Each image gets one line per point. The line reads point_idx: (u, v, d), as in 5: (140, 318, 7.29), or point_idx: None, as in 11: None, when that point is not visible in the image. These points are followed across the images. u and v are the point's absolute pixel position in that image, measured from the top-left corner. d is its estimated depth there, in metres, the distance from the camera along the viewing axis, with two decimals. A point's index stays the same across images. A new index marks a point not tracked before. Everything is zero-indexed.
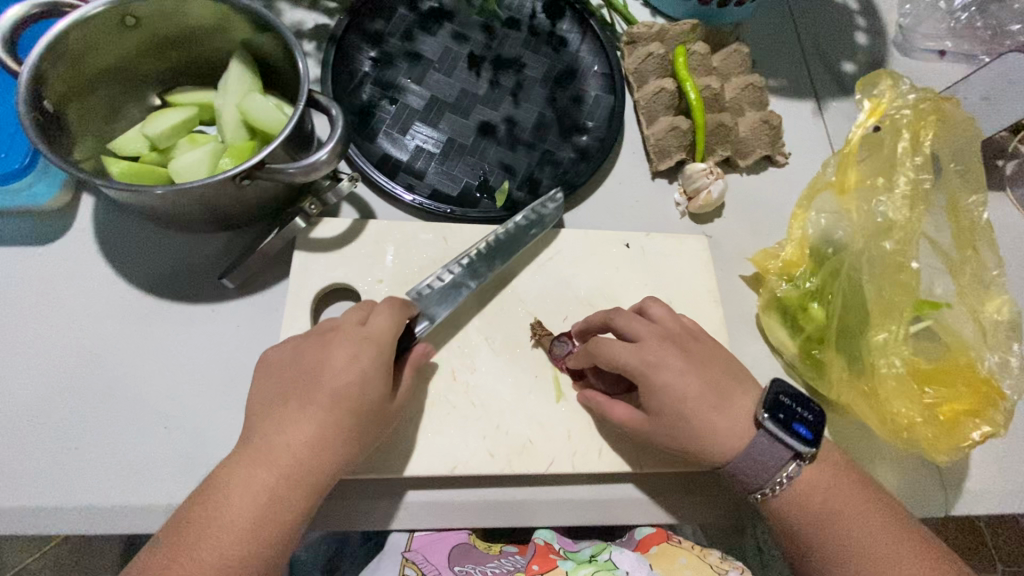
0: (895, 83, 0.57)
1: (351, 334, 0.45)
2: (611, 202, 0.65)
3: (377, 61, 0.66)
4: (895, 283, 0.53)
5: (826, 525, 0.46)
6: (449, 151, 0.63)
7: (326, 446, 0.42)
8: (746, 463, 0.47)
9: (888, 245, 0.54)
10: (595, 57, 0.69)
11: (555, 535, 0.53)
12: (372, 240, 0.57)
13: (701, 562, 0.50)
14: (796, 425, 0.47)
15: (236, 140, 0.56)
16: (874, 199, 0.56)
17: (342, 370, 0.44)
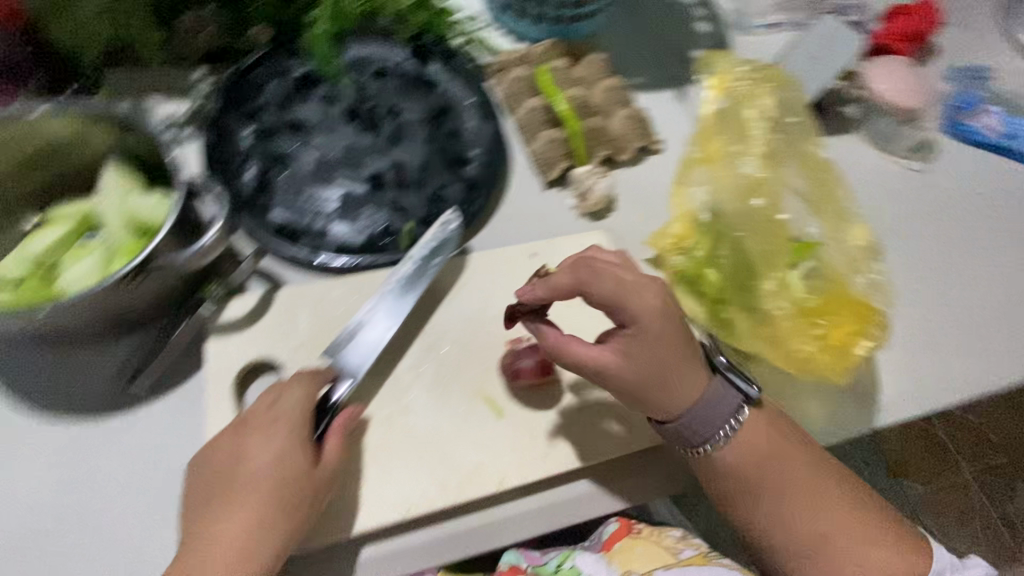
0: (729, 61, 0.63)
1: (266, 413, 0.47)
2: (513, 219, 0.68)
3: (257, 136, 0.67)
4: (769, 235, 0.58)
5: (777, 490, 0.51)
6: (345, 206, 0.64)
7: (263, 522, 0.43)
8: (700, 412, 0.50)
9: (752, 203, 0.58)
10: (468, 89, 0.73)
11: (520, 556, 0.58)
12: (283, 309, 0.57)
13: (656, 546, 0.57)
14: (738, 375, 0.52)
15: (123, 241, 0.55)
16: (739, 163, 0.60)
17: (262, 454, 0.45)
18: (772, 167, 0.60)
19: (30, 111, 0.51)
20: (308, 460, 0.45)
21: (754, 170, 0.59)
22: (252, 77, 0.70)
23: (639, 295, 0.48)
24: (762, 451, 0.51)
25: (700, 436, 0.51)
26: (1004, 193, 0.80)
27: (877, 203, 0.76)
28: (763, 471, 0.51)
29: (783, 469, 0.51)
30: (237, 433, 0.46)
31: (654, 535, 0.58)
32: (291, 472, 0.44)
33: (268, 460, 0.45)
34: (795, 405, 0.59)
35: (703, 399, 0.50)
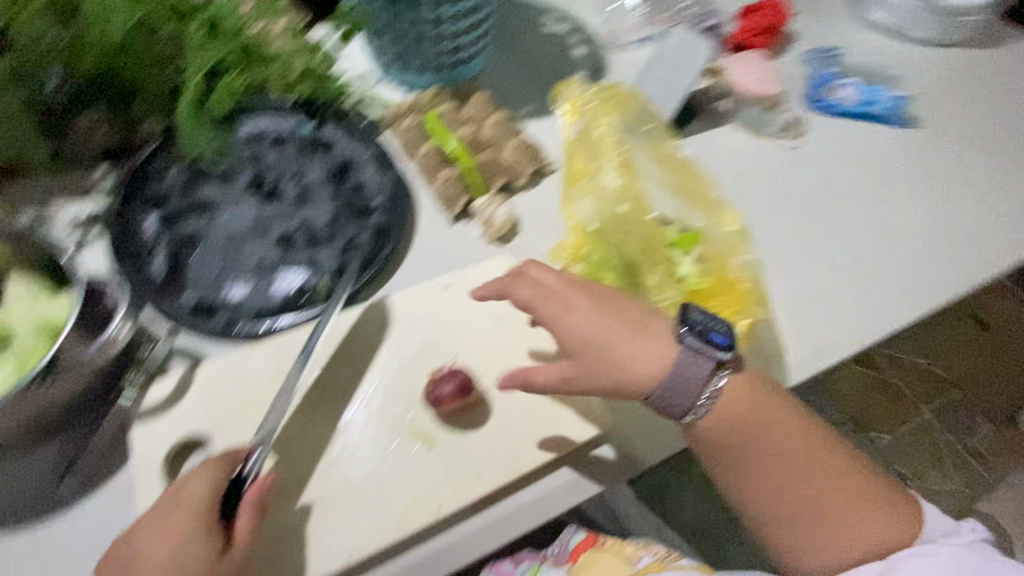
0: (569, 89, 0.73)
1: (159, 514, 0.47)
2: (423, 256, 0.72)
3: (163, 222, 0.69)
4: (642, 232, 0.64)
5: (774, 441, 0.56)
6: (259, 272, 0.66)
7: None
8: (675, 383, 0.55)
9: (619, 206, 0.64)
10: (364, 143, 0.77)
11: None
12: (207, 383, 0.58)
13: (616, 559, 0.65)
14: (712, 338, 0.56)
15: (33, 347, 0.56)
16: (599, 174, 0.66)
17: (160, 548, 0.45)
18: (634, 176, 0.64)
19: None
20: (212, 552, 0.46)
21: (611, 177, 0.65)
22: (151, 169, 0.72)
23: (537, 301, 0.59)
24: (765, 406, 0.57)
25: (681, 407, 0.56)
26: (869, 156, 0.88)
27: (759, 182, 0.83)
28: (766, 436, 0.56)
29: (772, 420, 0.56)
30: (134, 550, 0.46)
31: (616, 545, 0.67)
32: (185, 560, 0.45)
33: (165, 555, 0.45)
34: None
35: (675, 366, 0.55)
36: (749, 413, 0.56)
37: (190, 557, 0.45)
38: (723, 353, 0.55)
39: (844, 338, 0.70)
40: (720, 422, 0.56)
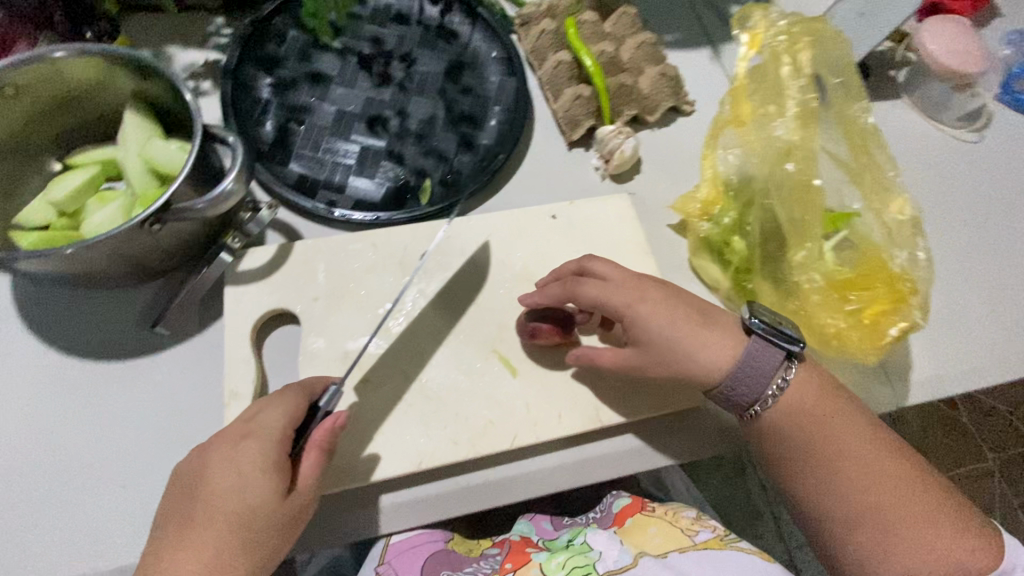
0: (765, 13, 0.58)
1: (227, 441, 0.41)
2: (532, 179, 0.66)
3: (275, 86, 0.65)
4: (802, 203, 0.54)
5: (833, 434, 0.48)
6: (365, 160, 0.63)
7: (202, 523, 0.39)
8: (743, 376, 0.48)
9: (785, 167, 0.55)
10: (493, 43, 0.70)
11: (533, 529, 0.59)
12: (301, 263, 0.56)
13: (671, 527, 0.54)
14: (782, 328, 0.49)
15: (146, 189, 0.56)
16: (770, 125, 0.56)
17: (223, 473, 0.40)
18: (806, 129, 0.55)
19: (54, 52, 0.49)
20: (279, 490, 0.40)
21: (787, 131, 0.55)
22: (271, 26, 0.68)
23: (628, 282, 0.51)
24: (830, 395, 0.49)
25: (748, 397, 0.49)
26: None
27: (925, 172, 0.71)
28: (830, 427, 0.48)
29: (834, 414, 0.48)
30: (197, 475, 0.41)
31: (670, 515, 0.57)
32: (241, 499, 0.39)
33: (222, 485, 0.40)
34: None
35: (743, 355, 0.49)
36: (808, 401, 0.48)
37: (252, 494, 0.40)
38: (793, 346, 0.49)
39: (994, 368, 0.60)
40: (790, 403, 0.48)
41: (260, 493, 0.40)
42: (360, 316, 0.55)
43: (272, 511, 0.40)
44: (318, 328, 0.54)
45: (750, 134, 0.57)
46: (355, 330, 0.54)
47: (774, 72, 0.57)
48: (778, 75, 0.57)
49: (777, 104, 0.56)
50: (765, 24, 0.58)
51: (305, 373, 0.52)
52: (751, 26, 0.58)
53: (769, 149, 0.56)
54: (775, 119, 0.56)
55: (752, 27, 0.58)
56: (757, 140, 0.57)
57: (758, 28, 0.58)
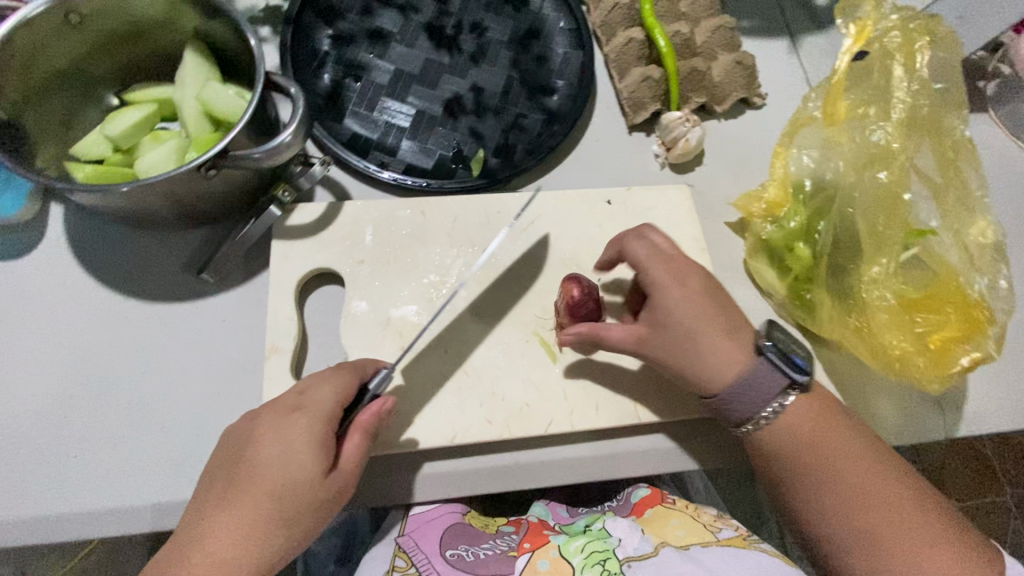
0: (879, 3, 0.53)
1: (276, 412, 0.41)
2: (589, 160, 0.64)
3: (335, 38, 0.63)
4: (887, 214, 0.50)
5: (827, 454, 0.45)
6: (420, 124, 0.61)
7: (244, 489, 0.39)
8: (741, 392, 0.46)
9: (876, 175, 0.51)
10: (562, 13, 0.67)
11: (548, 511, 0.57)
12: (349, 223, 0.55)
13: (693, 521, 0.51)
14: (795, 356, 0.46)
15: (201, 133, 0.55)
16: (867, 128, 0.53)
17: (271, 445, 0.40)
18: (907, 138, 0.52)
19: None
20: (323, 467, 0.40)
21: (886, 136, 0.52)
22: None
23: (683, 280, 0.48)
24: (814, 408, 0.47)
25: (742, 415, 0.46)
26: None
27: (1008, 195, 0.66)
28: (818, 444, 0.45)
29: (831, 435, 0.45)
30: (245, 443, 0.41)
31: (691, 511, 0.54)
32: (282, 473, 0.39)
33: (268, 456, 0.40)
34: (868, 401, 0.54)
35: (746, 374, 0.46)
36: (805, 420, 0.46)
37: (294, 470, 0.39)
38: (798, 375, 0.46)
39: None
40: (789, 421, 0.46)
41: (301, 467, 0.39)
42: (405, 284, 0.54)
43: (313, 487, 0.40)
44: (362, 291, 0.53)
45: (837, 134, 0.53)
46: (398, 297, 0.53)
47: (880, 71, 0.54)
48: (884, 76, 0.53)
49: (876, 106, 0.53)
50: (876, 16, 0.53)
51: (346, 335, 0.52)
52: (861, 16, 0.53)
53: (854, 153, 0.53)
54: (874, 120, 0.53)
55: (862, 17, 0.53)
56: (846, 141, 0.53)
57: (869, 19, 0.53)
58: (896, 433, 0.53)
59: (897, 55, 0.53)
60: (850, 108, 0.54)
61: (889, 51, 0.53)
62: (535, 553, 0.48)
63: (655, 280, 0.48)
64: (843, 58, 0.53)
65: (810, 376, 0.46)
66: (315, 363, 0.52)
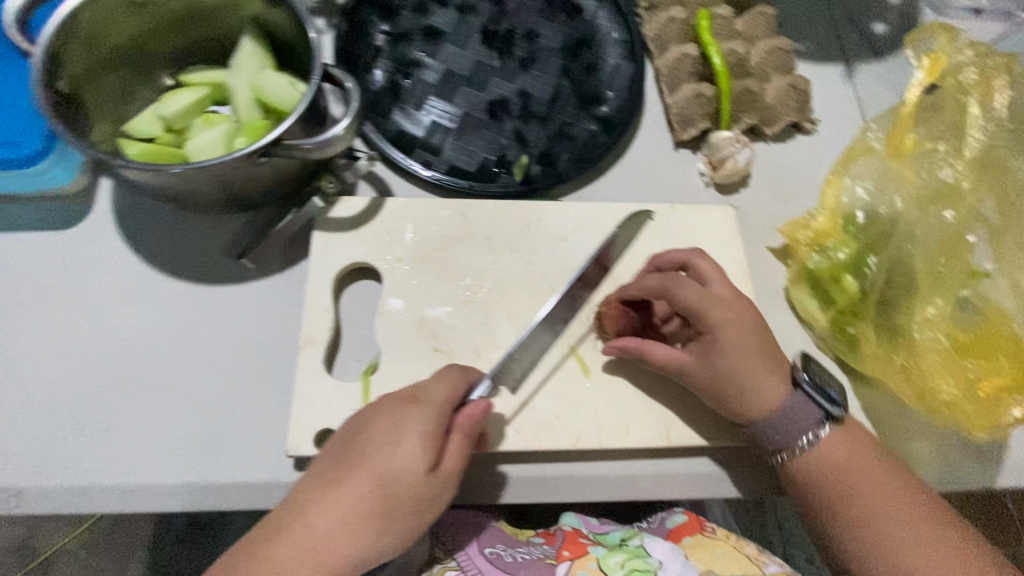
0: (953, 37, 0.53)
1: (392, 405, 0.42)
2: (633, 174, 0.63)
3: (388, 34, 0.63)
4: (948, 257, 0.51)
5: (857, 490, 0.44)
6: (466, 125, 0.61)
7: (354, 469, 0.40)
8: (779, 420, 0.45)
9: (942, 214, 0.52)
10: (616, 24, 0.66)
11: (581, 521, 0.56)
12: (391, 219, 0.55)
13: (736, 553, 0.51)
14: (828, 387, 0.46)
15: (251, 119, 0.55)
16: (934, 164, 0.53)
17: (383, 432, 0.41)
18: (977, 178, 0.52)
19: None
20: (425, 462, 0.40)
21: (954, 174, 0.52)
22: None
23: (723, 310, 0.46)
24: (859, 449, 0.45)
25: (776, 442, 0.46)
26: None
27: None
28: (849, 480, 0.44)
29: (863, 474, 0.45)
30: (361, 427, 0.42)
31: (733, 541, 0.53)
32: (389, 459, 0.40)
33: (378, 441, 0.41)
34: (906, 444, 0.52)
35: (784, 405, 0.46)
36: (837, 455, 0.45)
37: (399, 459, 0.40)
38: (833, 408, 0.46)
39: None
40: (826, 452, 0.45)
41: (401, 457, 0.40)
42: (441, 285, 0.54)
43: (412, 479, 0.40)
44: (398, 288, 0.53)
45: (902, 167, 0.53)
46: (433, 297, 0.53)
47: (953, 105, 0.53)
48: (960, 113, 0.53)
49: (946, 142, 0.52)
50: (949, 49, 0.53)
51: (380, 332, 0.51)
52: (933, 49, 0.54)
53: (914, 189, 0.52)
54: (940, 157, 0.52)
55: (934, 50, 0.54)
56: (911, 176, 0.52)
57: (942, 52, 0.53)
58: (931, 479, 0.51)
59: (971, 93, 0.53)
60: (918, 141, 0.53)
61: (962, 86, 0.53)
62: (574, 564, 0.50)
63: (693, 302, 0.47)
64: (915, 89, 0.52)
65: (845, 409, 0.46)
66: (346, 357, 0.52)
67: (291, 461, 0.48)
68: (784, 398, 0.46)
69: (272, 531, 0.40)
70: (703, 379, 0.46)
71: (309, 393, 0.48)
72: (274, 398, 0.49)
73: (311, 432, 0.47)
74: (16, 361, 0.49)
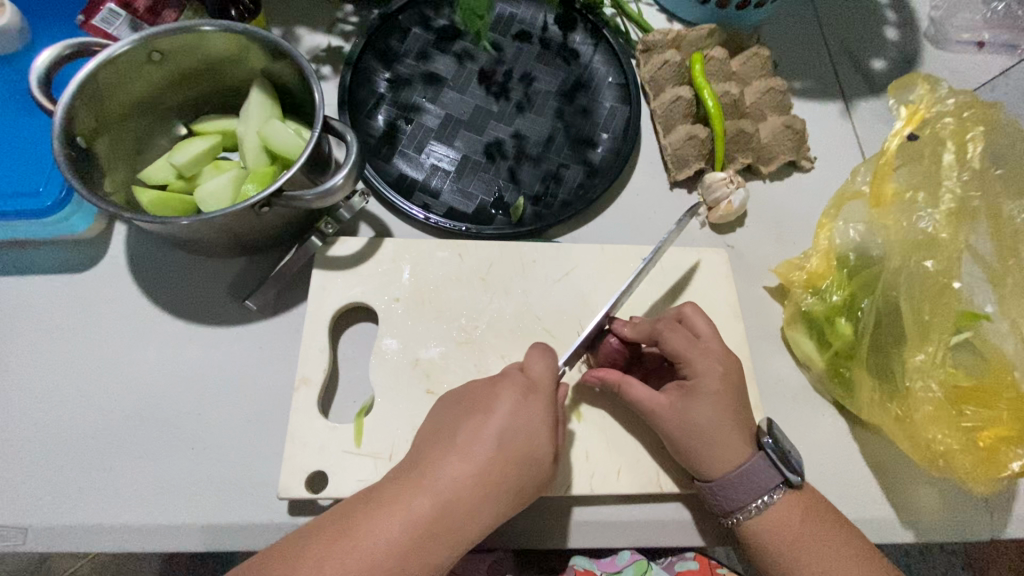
0: (933, 86, 0.53)
1: (514, 392, 0.44)
2: (628, 213, 0.64)
3: (391, 82, 0.66)
4: (933, 306, 0.49)
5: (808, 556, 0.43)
6: (464, 168, 0.62)
7: (483, 438, 0.42)
8: (735, 481, 0.45)
9: (922, 263, 0.50)
10: (612, 67, 0.68)
11: (593, 562, 0.53)
12: (388, 260, 0.57)
13: None
14: (792, 457, 0.45)
15: (258, 166, 0.58)
16: (914, 214, 0.51)
17: (513, 409, 0.43)
18: (956, 228, 0.50)
19: (203, 26, 0.51)
20: (551, 445, 0.43)
21: (932, 225, 0.50)
22: (397, 21, 0.68)
23: (710, 357, 0.47)
24: (817, 517, 0.45)
25: (728, 505, 0.45)
26: None
27: None
28: (800, 545, 0.44)
29: (816, 540, 0.44)
30: (484, 407, 0.43)
31: None
32: (525, 436, 0.42)
33: (510, 418, 0.42)
34: (906, 492, 0.51)
35: (740, 469, 0.45)
36: (790, 519, 0.45)
37: (536, 439, 0.42)
38: (792, 475, 0.45)
39: None
40: (785, 513, 0.45)
41: (533, 437, 0.42)
42: (436, 325, 0.55)
43: (541, 461, 0.42)
44: (393, 329, 0.54)
45: (881, 215, 0.52)
46: (427, 337, 0.54)
47: (931, 155, 0.53)
48: (936, 160, 0.52)
49: (925, 192, 0.52)
50: (930, 99, 0.53)
51: (374, 373, 0.52)
52: (913, 100, 0.53)
53: (899, 237, 0.51)
54: (922, 205, 0.51)
55: (914, 100, 0.53)
56: (891, 224, 0.52)
57: (921, 103, 0.53)
58: (935, 529, 0.50)
59: (949, 142, 0.52)
60: (897, 192, 0.52)
61: (940, 136, 0.53)
62: None
63: (680, 350, 0.47)
64: (894, 138, 0.52)
65: (803, 477, 0.45)
66: (341, 397, 0.53)
67: (284, 501, 0.49)
68: (743, 461, 0.45)
69: (393, 489, 0.40)
70: (687, 429, 0.45)
71: (303, 435, 0.49)
72: (272, 438, 0.51)
73: (304, 474, 0.48)
74: (30, 400, 0.51)
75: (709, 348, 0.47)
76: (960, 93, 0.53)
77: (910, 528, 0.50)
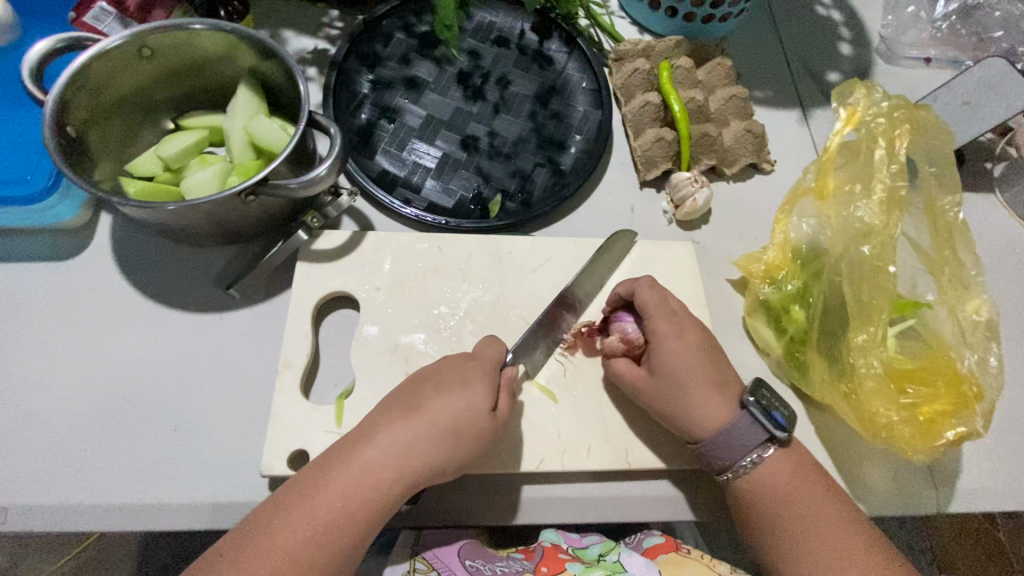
0: (869, 91, 0.57)
1: (455, 360, 0.49)
2: (600, 211, 0.67)
3: (374, 83, 0.69)
4: (871, 288, 0.52)
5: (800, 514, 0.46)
6: (445, 166, 0.65)
7: (425, 399, 0.46)
8: (724, 438, 0.48)
9: (860, 249, 0.53)
10: (585, 73, 0.72)
11: (561, 536, 0.53)
12: (370, 251, 0.59)
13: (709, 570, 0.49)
14: (776, 412, 0.48)
15: (243, 160, 0.59)
16: (853, 205, 0.55)
17: (453, 378, 0.47)
18: (890, 217, 0.53)
19: (193, 24, 0.53)
20: (489, 403, 0.46)
21: (870, 215, 0.53)
22: (381, 26, 0.71)
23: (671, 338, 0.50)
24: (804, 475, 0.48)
25: (721, 463, 0.48)
26: None
27: (1013, 275, 0.66)
28: (789, 501, 0.47)
29: (807, 496, 0.47)
30: (430, 375, 0.48)
31: (707, 560, 0.51)
32: (462, 392, 0.46)
33: (448, 382, 0.47)
34: (859, 468, 0.54)
35: (729, 427, 0.48)
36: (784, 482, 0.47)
37: (474, 396, 0.46)
38: (779, 431, 0.48)
39: None
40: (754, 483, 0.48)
41: (471, 394, 0.46)
42: (415, 313, 0.57)
43: (481, 421, 0.46)
44: (374, 316, 0.56)
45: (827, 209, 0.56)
46: (407, 324, 0.56)
47: (866, 152, 0.56)
48: (870, 157, 0.56)
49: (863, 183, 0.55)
50: (867, 102, 0.57)
51: (355, 357, 0.54)
52: (852, 102, 0.58)
53: (840, 228, 0.55)
54: (861, 199, 0.54)
55: (853, 102, 0.58)
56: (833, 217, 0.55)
57: (859, 105, 0.57)
58: (884, 503, 0.53)
59: (882, 140, 0.56)
60: (839, 184, 0.57)
61: (874, 135, 0.56)
62: None
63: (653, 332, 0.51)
64: (833, 137, 0.57)
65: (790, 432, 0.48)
66: (324, 381, 0.55)
67: (264, 480, 0.50)
68: (729, 421, 0.49)
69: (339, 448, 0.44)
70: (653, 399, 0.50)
71: (285, 416, 0.51)
72: (253, 421, 0.52)
73: (285, 453, 0.49)
74: (14, 383, 0.51)
75: (667, 325, 0.51)
76: (894, 97, 0.57)
77: (863, 502, 0.53)
